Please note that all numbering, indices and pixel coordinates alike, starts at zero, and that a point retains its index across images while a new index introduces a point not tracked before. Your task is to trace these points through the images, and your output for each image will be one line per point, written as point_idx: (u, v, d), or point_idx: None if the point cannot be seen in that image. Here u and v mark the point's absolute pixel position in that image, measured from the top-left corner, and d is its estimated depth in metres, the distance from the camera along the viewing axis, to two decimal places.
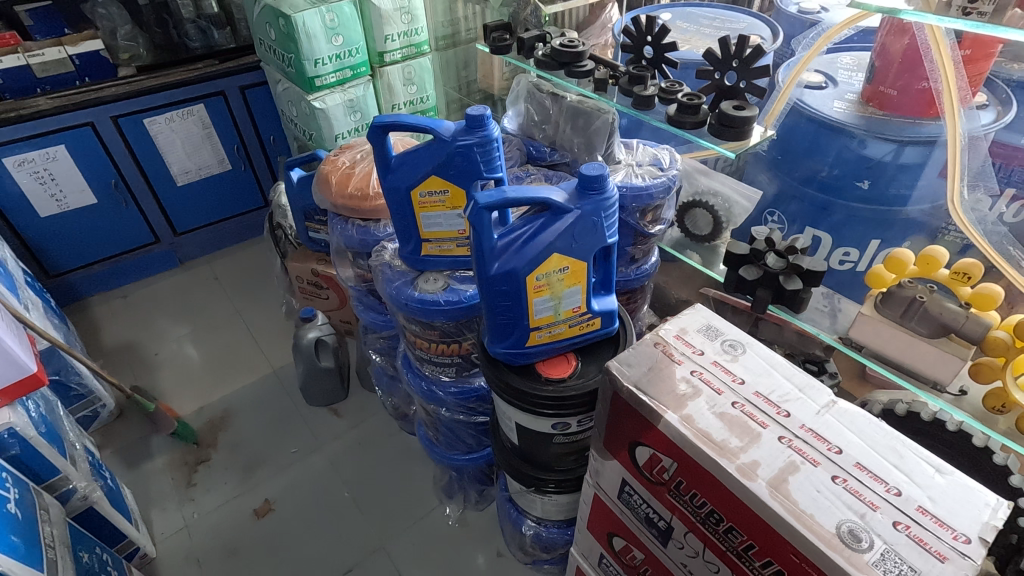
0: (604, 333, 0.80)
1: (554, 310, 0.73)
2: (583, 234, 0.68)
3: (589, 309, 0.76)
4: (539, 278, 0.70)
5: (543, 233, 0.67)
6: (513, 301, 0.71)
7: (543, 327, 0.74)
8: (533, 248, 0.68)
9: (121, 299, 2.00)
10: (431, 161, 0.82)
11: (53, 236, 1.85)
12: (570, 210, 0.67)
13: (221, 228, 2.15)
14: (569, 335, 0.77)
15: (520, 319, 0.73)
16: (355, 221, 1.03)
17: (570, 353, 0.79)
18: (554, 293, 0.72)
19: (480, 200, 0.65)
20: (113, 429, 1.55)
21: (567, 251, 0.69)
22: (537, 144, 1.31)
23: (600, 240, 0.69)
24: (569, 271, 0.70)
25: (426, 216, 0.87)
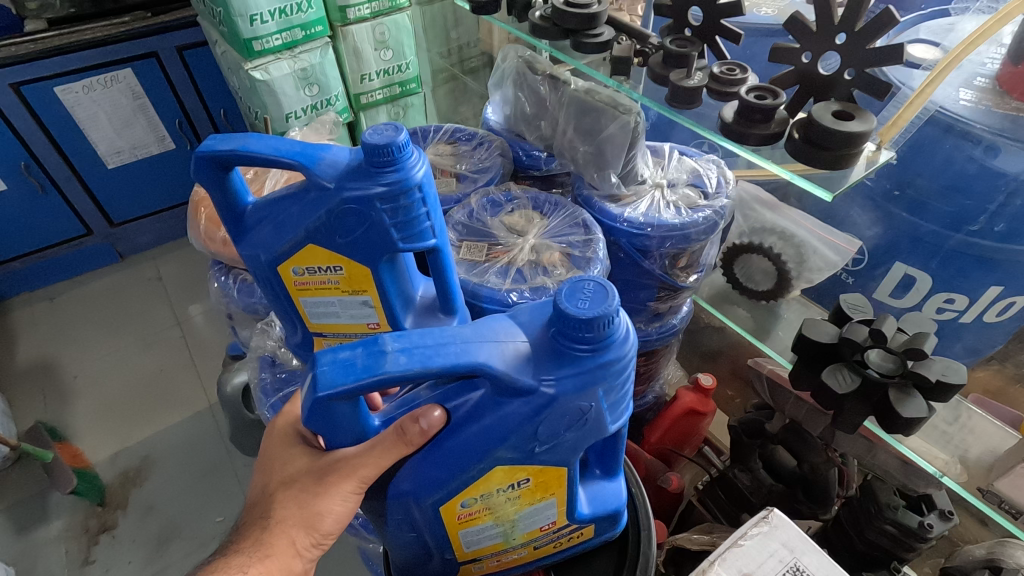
0: (603, 537, 0.60)
1: (516, 529, 0.54)
2: (556, 425, 0.45)
3: (572, 519, 0.56)
4: (475, 495, 0.50)
5: (478, 421, 0.45)
6: (432, 528, 0.53)
7: (496, 549, 0.57)
8: (462, 456, 0.47)
9: (47, 303, 1.69)
10: (301, 220, 0.47)
11: None
12: (537, 392, 0.43)
13: (167, 217, 1.82)
14: (542, 549, 0.59)
15: (455, 548, 0.55)
16: (240, 274, 0.70)
17: (547, 564, 0.61)
18: (500, 517, 0.53)
19: (317, 386, 0.40)
20: (8, 478, 1.27)
21: (523, 447, 0.46)
22: (527, 146, 0.92)
23: (594, 434, 0.47)
24: (531, 479, 0.49)
25: (310, 300, 0.52)
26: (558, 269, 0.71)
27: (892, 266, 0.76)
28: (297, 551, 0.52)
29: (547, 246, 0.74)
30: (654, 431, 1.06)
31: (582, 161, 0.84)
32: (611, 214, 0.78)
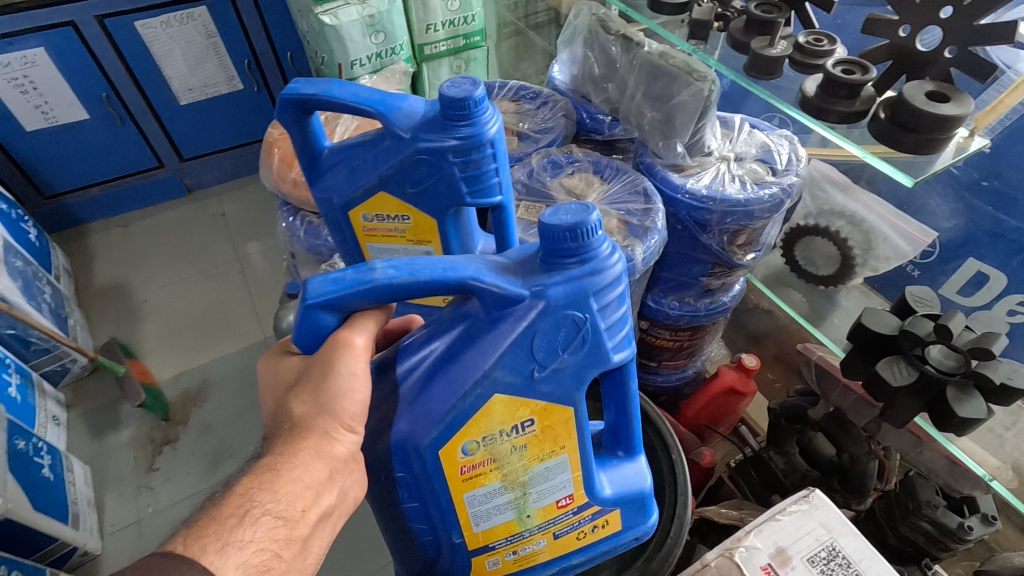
0: (629, 529, 0.60)
1: (523, 496, 0.54)
2: (552, 340, 0.44)
3: (591, 496, 0.56)
4: (476, 439, 0.49)
5: (470, 348, 0.45)
6: (435, 488, 0.51)
7: (509, 531, 0.56)
8: (453, 383, 0.46)
9: (121, 229, 1.80)
10: (375, 167, 0.48)
11: (43, 153, 1.63)
12: (525, 301, 0.43)
13: (232, 156, 1.89)
14: (559, 535, 0.58)
15: (465, 524, 0.55)
16: (307, 214, 0.73)
17: (567, 559, 0.61)
18: (509, 477, 0.53)
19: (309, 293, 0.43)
20: (87, 387, 1.40)
21: (520, 369, 0.45)
22: (592, 109, 0.90)
23: (593, 359, 0.46)
24: (536, 420, 0.49)
25: (376, 247, 0.54)
26: (615, 236, 0.71)
27: (963, 262, 0.77)
28: (335, 440, 0.47)
29: (605, 212, 0.74)
30: (691, 405, 1.06)
31: (649, 128, 0.81)
32: (672, 184, 0.77)
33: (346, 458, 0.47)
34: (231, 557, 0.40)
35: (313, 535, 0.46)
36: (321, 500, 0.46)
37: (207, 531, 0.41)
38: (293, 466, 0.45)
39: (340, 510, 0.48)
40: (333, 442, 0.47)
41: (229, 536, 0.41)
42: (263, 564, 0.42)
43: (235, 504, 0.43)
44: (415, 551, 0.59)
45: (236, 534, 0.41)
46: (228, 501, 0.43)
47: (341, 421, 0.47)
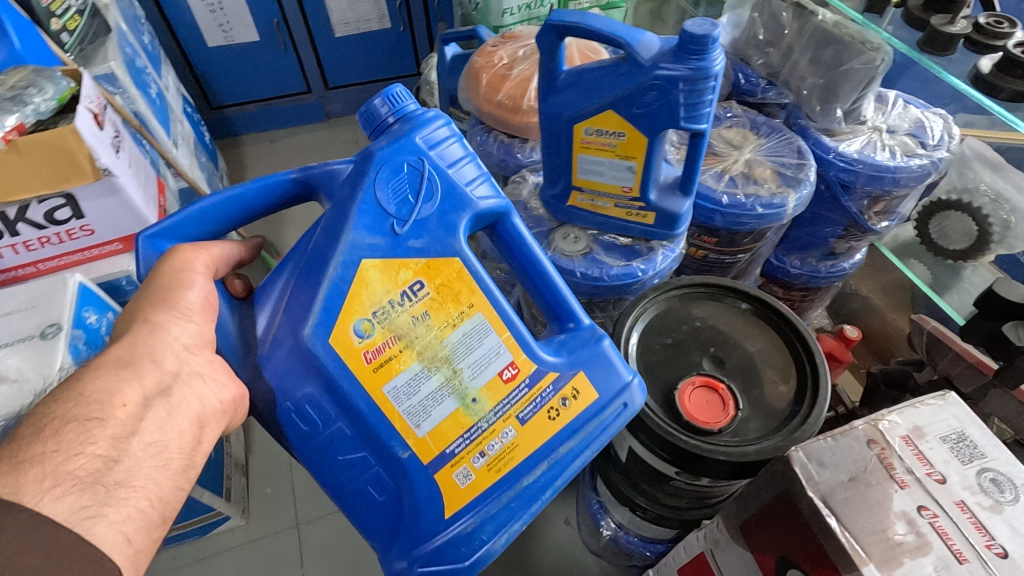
0: (605, 396, 0.57)
1: (447, 379, 0.53)
2: (400, 190, 0.51)
3: (536, 359, 0.56)
4: (366, 315, 0.50)
5: (321, 223, 0.51)
6: (348, 393, 0.50)
7: (461, 426, 0.53)
8: (319, 256, 0.50)
9: (268, 144, 2.01)
10: (610, 88, 0.59)
11: (216, 67, 1.84)
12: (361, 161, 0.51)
13: (370, 90, 2.05)
14: (525, 420, 0.55)
15: (405, 431, 0.51)
16: (500, 135, 0.84)
17: (552, 450, 0.54)
18: (422, 355, 0.52)
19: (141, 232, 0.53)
20: None
21: (380, 227, 0.51)
22: (750, 72, 0.97)
23: (450, 199, 0.53)
24: (423, 279, 0.52)
25: (587, 158, 0.66)
26: (769, 183, 0.79)
27: None
28: (160, 334, 0.50)
29: (761, 162, 0.82)
30: None
31: (809, 93, 0.88)
32: (825, 146, 0.84)
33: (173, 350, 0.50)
34: (31, 469, 0.41)
35: (144, 423, 0.47)
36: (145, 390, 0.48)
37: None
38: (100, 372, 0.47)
39: (180, 397, 0.49)
40: (157, 336, 0.50)
41: (22, 454, 0.42)
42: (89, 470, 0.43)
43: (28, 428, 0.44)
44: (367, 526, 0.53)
45: (32, 450, 0.42)
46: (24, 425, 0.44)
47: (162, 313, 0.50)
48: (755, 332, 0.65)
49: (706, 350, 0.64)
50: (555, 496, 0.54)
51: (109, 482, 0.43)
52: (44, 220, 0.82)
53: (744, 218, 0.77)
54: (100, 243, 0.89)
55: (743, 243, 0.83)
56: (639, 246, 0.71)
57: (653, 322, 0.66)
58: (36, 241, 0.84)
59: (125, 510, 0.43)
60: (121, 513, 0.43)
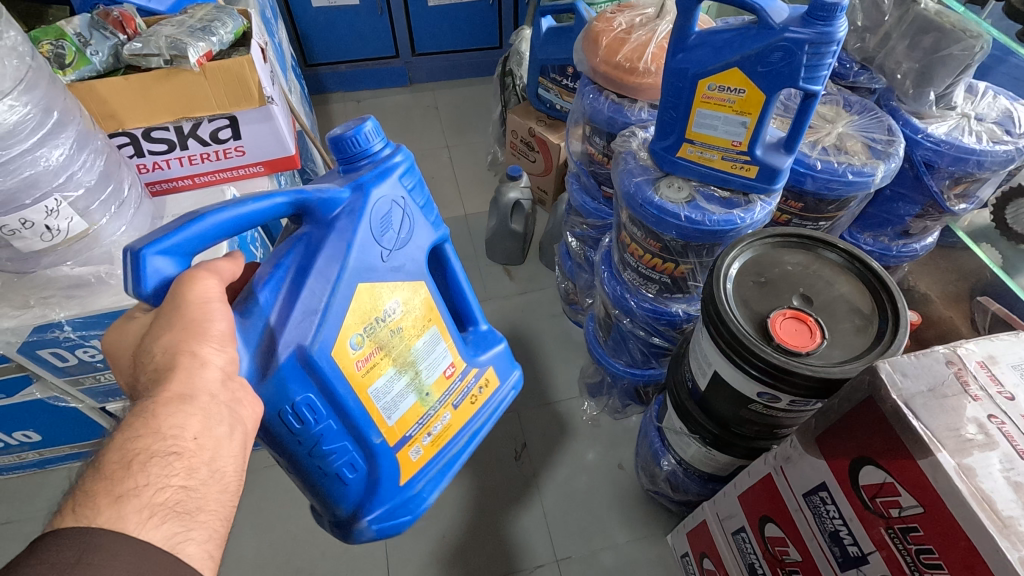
0: (502, 384, 0.83)
1: (406, 380, 0.69)
2: (384, 225, 0.64)
3: (464, 360, 0.77)
4: (359, 330, 0.63)
5: (320, 245, 0.60)
6: (342, 393, 0.62)
7: (419, 414, 0.71)
8: (322, 277, 0.59)
9: (354, 104, 2.14)
10: (739, 47, 0.67)
11: (317, 27, 1.97)
12: (353, 197, 0.62)
13: (453, 60, 2.16)
14: (457, 405, 0.76)
15: (380, 421, 0.66)
16: (610, 96, 0.95)
17: (472, 426, 0.78)
18: (397, 360, 0.68)
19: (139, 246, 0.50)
20: None
21: (370, 256, 0.63)
22: (844, 56, 1.04)
23: (415, 232, 0.69)
24: (399, 299, 0.67)
25: (704, 111, 0.75)
26: (860, 155, 0.86)
27: None
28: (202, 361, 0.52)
29: (852, 136, 0.88)
30: None
31: (902, 77, 0.95)
32: (914, 127, 0.90)
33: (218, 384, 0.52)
34: (130, 504, 0.45)
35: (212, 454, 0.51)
36: (211, 425, 0.51)
37: (99, 489, 0.45)
38: (167, 408, 0.50)
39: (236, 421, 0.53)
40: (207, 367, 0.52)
41: (119, 489, 0.45)
42: (168, 500, 0.47)
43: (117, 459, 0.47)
44: (331, 501, 0.67)
45: (127, 484, 0.46)
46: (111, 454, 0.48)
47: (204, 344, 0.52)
48: (841, 278, 0.74)
49: (797, 290, 0.72)
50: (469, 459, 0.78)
51: (189, 509, 0.48)
52: (209, 138, 0.95)
53: (833, 183, 0.84)
54: (247, 165, 1.02)
55: (827, 210, 0.90)
56: (737, 199, 0.80)
57: (748, 262, 0.75)
58: (199, 156, 0.97)
59: (205, 531, 0.48)
60: (204, 534, 0.48)
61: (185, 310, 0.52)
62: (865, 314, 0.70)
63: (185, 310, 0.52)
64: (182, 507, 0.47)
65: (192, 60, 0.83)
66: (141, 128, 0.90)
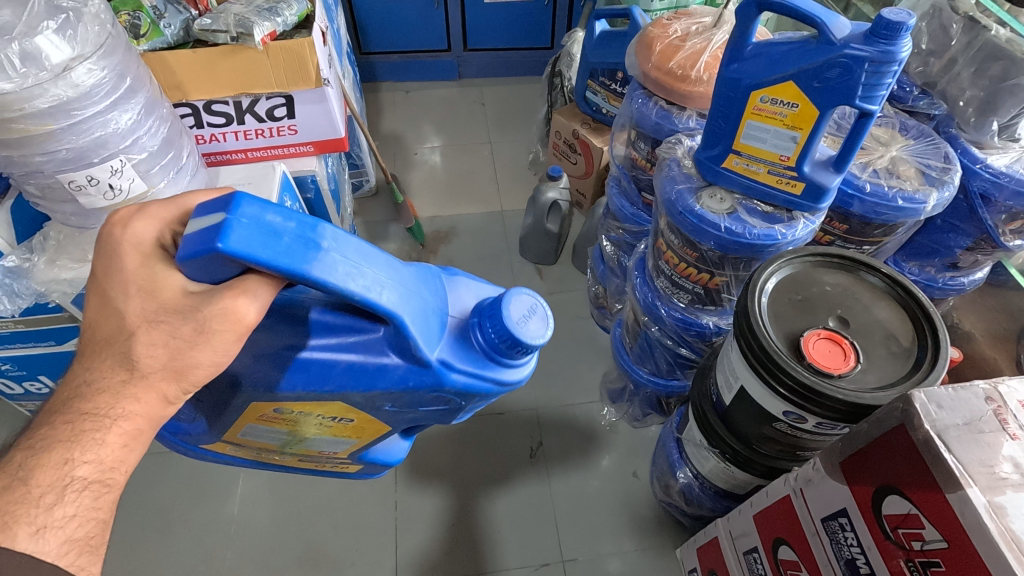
0: (364, 470, 0.90)
1: (289, 435, 0.75)
2: (421, 400, 0.64)
3: (347, 453, 0.83)
4: (291, 410, 0.67)
5: (353, 359, 0.60)
6: (232, 413, 0.69)
7: (267, 446, 0.79)
8: (319, 378, 0.62)
9: (403, 93, 2.17)
10: (797, 61, 0.67)
11: (374, 16, 2.01)
12: (429, 372, 0.59)
13: (504, 57, 2.18)
14: (301, 457, 0.84)
15: (234, 432, 0.75)
16: (659, 102, 0.95)
17: (303, 465, 0.88)
18: (298, 430, 0.73)
19: (226, 244, 0.46)
20: (367, 204, 1.76)
21: (374, 400, 0.64)
22: (904, 79, 1.01)
23: (446, 414, 0.67)
24: (352, 420, 0.70)
25: (755, 123, 0.74)
26: (913, 181, 0.83)
27: None
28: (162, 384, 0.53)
29: (906, 161, 0.86)
30: None
31: (965, 104, 0.92)
32: (973, 156, 0.88)
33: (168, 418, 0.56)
34: (47, 538, 0.47)
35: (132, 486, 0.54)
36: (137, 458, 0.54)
37: (19, 516, 0.46)
38: (117, 434, 0.52)
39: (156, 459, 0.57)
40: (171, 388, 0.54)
41: (42, 519, 0.47)
42: (88, 534, 0.49)
43: (49, 481, 0.48)
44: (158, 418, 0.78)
45: (51, 513, 0.48)
46: (44, 470, 0.49)
47: (177, 386, 0.54)
48: (880, 303, 0.72)
49: (833, 311, 0.71)
50: (281, 469, 0.91)
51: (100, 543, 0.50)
52: (265, 114, 0.99)
53: (882, 208, 0.82)
54: (297, 143, 1.06)
55: (872, 234, 0.87)
56: (780, 215, 0.79)
57: (787, 279, 0.74)
58: (254, 132, 1.02)
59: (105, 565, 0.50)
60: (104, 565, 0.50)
61: (202, 353, 0.52)
62: (902, 357, 0.67)
63: (201, 356, 0.52)
64: (95, 541, 0.50)
65: (257, 39, 0.86)
66: (203, 99, 0.94)
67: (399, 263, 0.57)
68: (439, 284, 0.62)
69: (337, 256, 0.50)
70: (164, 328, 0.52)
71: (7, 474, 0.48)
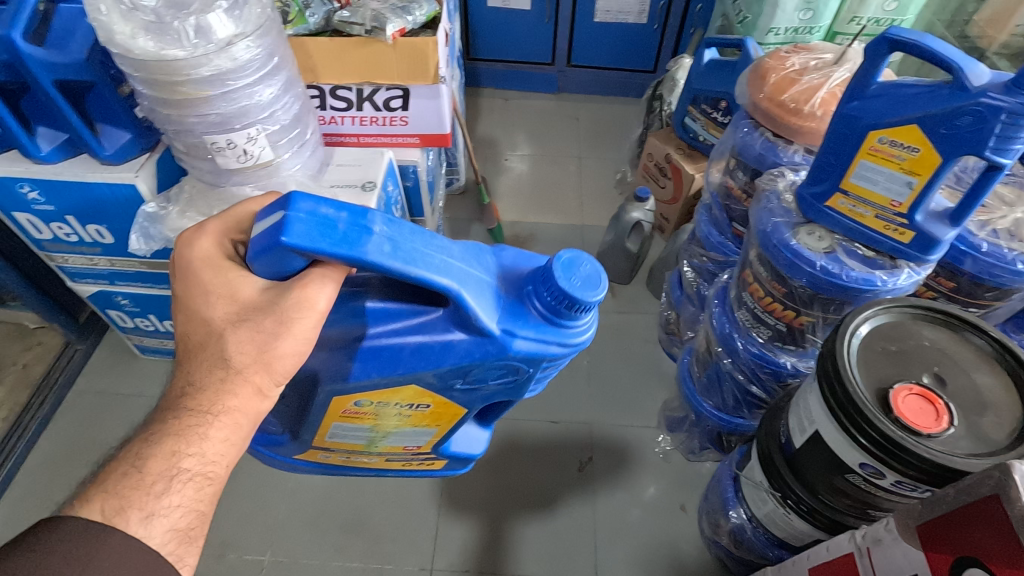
0: (446, 465, 0.95)
1: (373, 432, 0.81)
2: (490, 373, 0.66)
3: (431, 448, 0.87)
4: (371, 402, 0.72)
5: (422, 339, 0.64)
6: (317, 412, 0.76)
7: (355, 446, 0.85)
8: (389, 361, 0.65)
9: (501, 101, 2.24)
10: (924, 105, 0.65)
11: (486, 25, 2.09)
12: (495, 342, 0.62)
13: (604, 75, 2.20)
14: (389, 456, 0.90)
15: (325, 433, 0.81)
16: (765, 133, 0.94)
17: (389, 464, 0.94)
18: (378, 425, 0.78)
19: (287, 240, 0.51)
20: (454, 202, 1.83)
21: (445, 381, 0.67)
22: None
23: (515, 387, 0.69)
24: (429, 407, 0.73)
25: (867, 164, 0.72)
26: None
27: None
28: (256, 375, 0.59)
29: None
30: None
31: None
32: None
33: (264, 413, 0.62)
34: (155, 525, 0.54)
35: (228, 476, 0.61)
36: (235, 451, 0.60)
37: (134, 501, 0.54)
38: (217, 430, 0.58)
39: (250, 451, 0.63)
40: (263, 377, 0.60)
41: (152, 506, 0.54)
42: (188, 524, 0.56)
43: (159, 470, 0.56)
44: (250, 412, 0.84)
45: (160, 503, 0.55)
46: (157, 460, 0.56)
47: (269, 378, 0.60)
48: (983, 367, 0.68)
49: (929, 367, 0.68)
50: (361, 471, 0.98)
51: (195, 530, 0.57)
52: (382, 104, 1.07)
53: (998, 269, 0.77)
54: (405, 134, 1.12)
55: (983, 297, 0.82)
56: (882, 261, 0.76)
57: (881, 328, 0.71)
58: (369, 118, 1.09)
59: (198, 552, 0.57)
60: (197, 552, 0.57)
61: (286, 341, 0.59)
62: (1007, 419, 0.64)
63: (285, 346, 0.59)
64: (193, 531, 0.56)
65: (388, 33, 0.93)
66: (331, 83, 1.03)
67: (448, 241, 0.60)
68: (488, 255, 0.65)
69: (389, 238, 0.54)
70: (250, 326, 0.58)
71: (128, 462, 0.56)
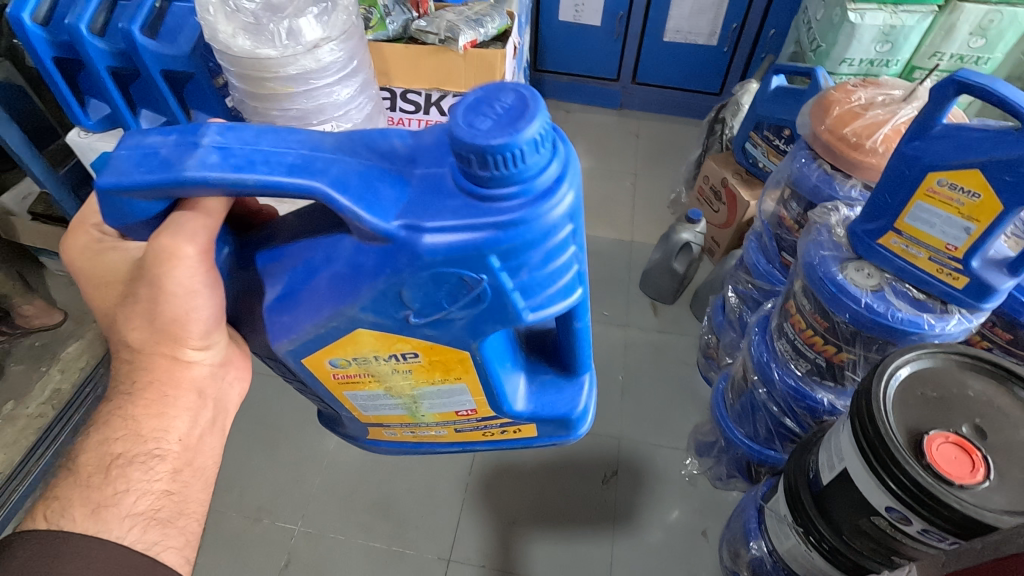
0: (541, 434, 0.67)
1: (397, 399, 0.62)
2: (439, 296, 0.46)
3: (502, 410, 0.63)
4: (345, 356, 0.55)
5: (332, 271, 0.48)
6: (316, 384, 0.61)
7: (405, 420, 0.66)
8: (310, 305, 0.51)
9: (563, 113, 2.28)
10: (988, 150, 0.64)
11: (556, 38, 2.14)
12: (403, 244, 0.43)
13: (669, 95, 2.21)
14: (462, 429, 0.67)
15: (354, 408, 0.65)
16: (823, 166, 0.94)
17: (471, 445, 0.71)
18: (390, 387, 0.59)
19: (100, 183, 0.45)
20: None
21: (388, 315, 0.48)
22: None
23: (493, 314, 0.47)
24: (415, 353, 0.53)
25: (924, 205, 0.71)
26: None
27: None
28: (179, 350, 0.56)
29: None
30: None
31: None
32: None
33: (203, 379, 0.58)
34: (109, 514, 0.53)
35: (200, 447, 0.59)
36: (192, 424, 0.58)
37: (77, 497, 0.54)
38: (143, 408, 0.56)
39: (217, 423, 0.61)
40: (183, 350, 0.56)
41: (108, 494, 0.54)
42: (154, 507, 0.55)
43: (94, 463, 0.56)
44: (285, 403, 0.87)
45: (105, 493, 0.54)
46: (91, 453, 0.56)
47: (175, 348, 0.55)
48: None
49: (970, 417, 0.66)
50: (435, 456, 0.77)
51: (168, 512, 0.56)
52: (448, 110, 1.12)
53: None
54: None
55: None
56: (932, 304, 0.75)
57: (921, 371, 0.69)
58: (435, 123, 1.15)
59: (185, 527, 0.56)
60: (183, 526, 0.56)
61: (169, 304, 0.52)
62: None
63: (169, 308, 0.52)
64: (163, 514, 0.55)
65: (460, 43, 0.99)
66: (402, 87, 1.09)
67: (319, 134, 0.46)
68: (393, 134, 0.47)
69: (217, 147, 0.43)
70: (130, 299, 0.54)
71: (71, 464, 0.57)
